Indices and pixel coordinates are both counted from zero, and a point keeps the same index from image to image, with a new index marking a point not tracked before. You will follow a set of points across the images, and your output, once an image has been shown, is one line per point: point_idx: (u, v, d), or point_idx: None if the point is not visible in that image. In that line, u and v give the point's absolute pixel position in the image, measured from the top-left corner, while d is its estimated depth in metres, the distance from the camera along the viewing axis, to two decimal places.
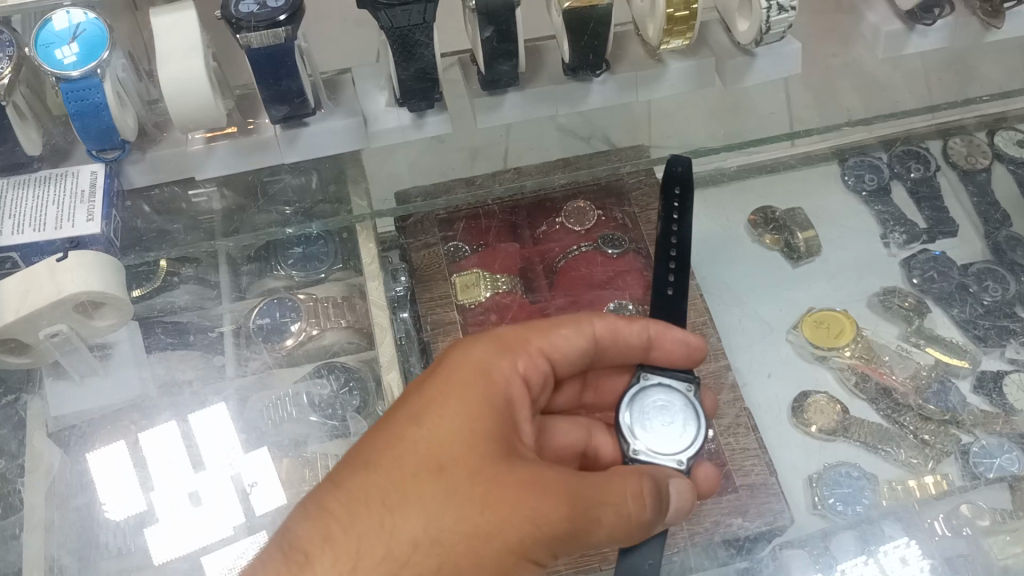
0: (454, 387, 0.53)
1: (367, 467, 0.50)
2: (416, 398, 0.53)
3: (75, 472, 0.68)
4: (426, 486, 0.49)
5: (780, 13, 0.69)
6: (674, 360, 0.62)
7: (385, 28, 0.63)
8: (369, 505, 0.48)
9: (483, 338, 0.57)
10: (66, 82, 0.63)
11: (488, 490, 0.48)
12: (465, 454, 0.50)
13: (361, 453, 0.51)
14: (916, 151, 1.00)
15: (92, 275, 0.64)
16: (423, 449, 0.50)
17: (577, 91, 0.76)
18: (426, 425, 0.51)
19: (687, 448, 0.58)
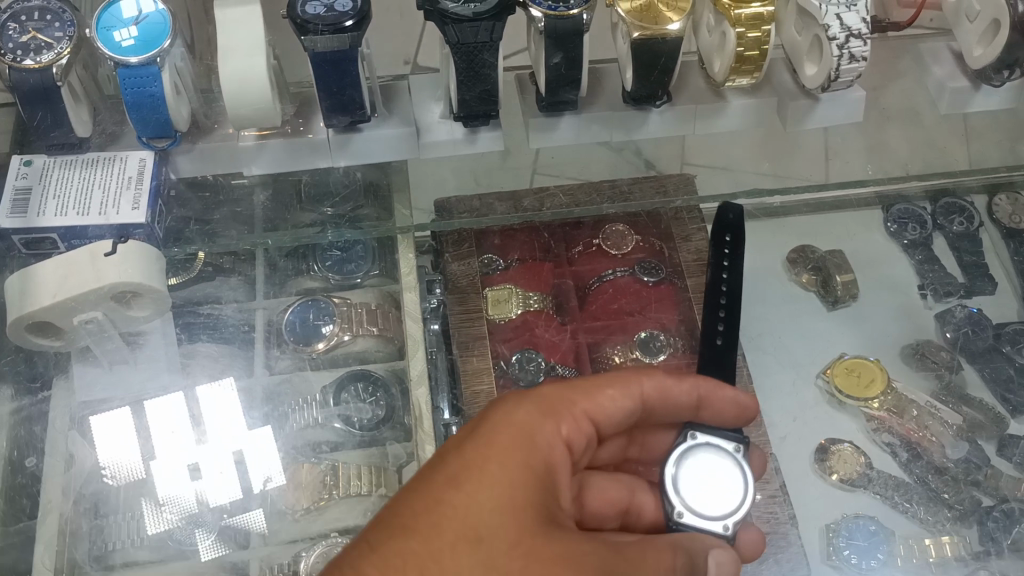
0: (497, 447, 0.52)
1: (406, 531, 0.48)
2: (454, 460, 0.51)
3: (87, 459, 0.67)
4: (466, 555, 0.48)
5: (851, 62, 0.68)
6: (729, 419, 0.61)
7: (450, 44, 0.62)
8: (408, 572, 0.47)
9: (530, 398, 0.55)
10: (124, 67, 0.62)
11: (528, 565, 0.47)
12: (506, 525, 0.49)
13: (398, 513, 0.49)
14: (961, 205, 0.95)
15: (131, 265, 0.63)
16: (462, 517, 0.49)
17: (635, 119, 0.75)
18: (466, 488, 0.50)
19: (732, 512, 0.58)
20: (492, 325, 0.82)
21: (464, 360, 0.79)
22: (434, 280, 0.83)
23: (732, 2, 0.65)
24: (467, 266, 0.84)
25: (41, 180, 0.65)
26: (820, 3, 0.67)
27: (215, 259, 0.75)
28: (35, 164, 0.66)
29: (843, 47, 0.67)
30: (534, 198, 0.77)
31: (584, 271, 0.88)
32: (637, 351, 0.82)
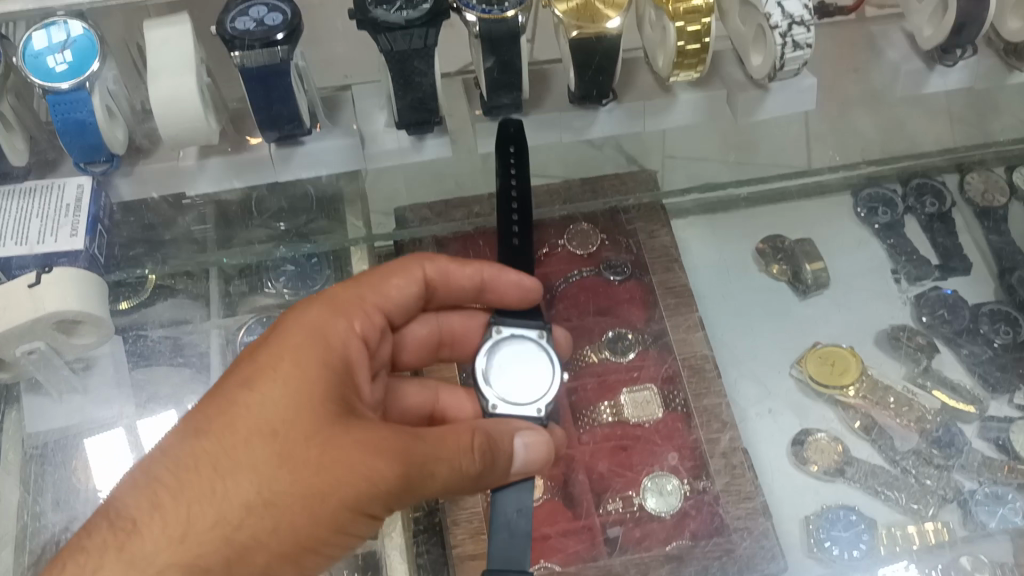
0: (296, 350, 0.53)
1: (200, 434, 0.49)
2: (248, 363, 0.52)
3: (44, 489, 0.66)
4: (260, 448, 0.48)
5: (796, 50, 0.67)
6: (513, 300, 0.67)
7: (384, 52, 0.60)
8: (199, 471, 0.47)
9: (325, 304, 0.57)
10: (53, 94, 0.61)
11: (322, 451, 0.48)
12: (300, 417, 0.49)
13: (194, 420, 0.50)
14: (932, 186, 0.95)
15: (71, 290, 0.62)
16: (257, 413, 0.49)
17: (582, 117, 0.73)
18: (260, 386, 0.50)
19: (544, 395, 0.61)
20: None
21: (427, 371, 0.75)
22: None
23: None
24: None
25: None
26: None
27: (168, 280, 0.76)
28: None
29: (786, 35, 0.66)
30: (489, 202, 0.80)
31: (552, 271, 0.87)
32: (605, 350, 0.86)
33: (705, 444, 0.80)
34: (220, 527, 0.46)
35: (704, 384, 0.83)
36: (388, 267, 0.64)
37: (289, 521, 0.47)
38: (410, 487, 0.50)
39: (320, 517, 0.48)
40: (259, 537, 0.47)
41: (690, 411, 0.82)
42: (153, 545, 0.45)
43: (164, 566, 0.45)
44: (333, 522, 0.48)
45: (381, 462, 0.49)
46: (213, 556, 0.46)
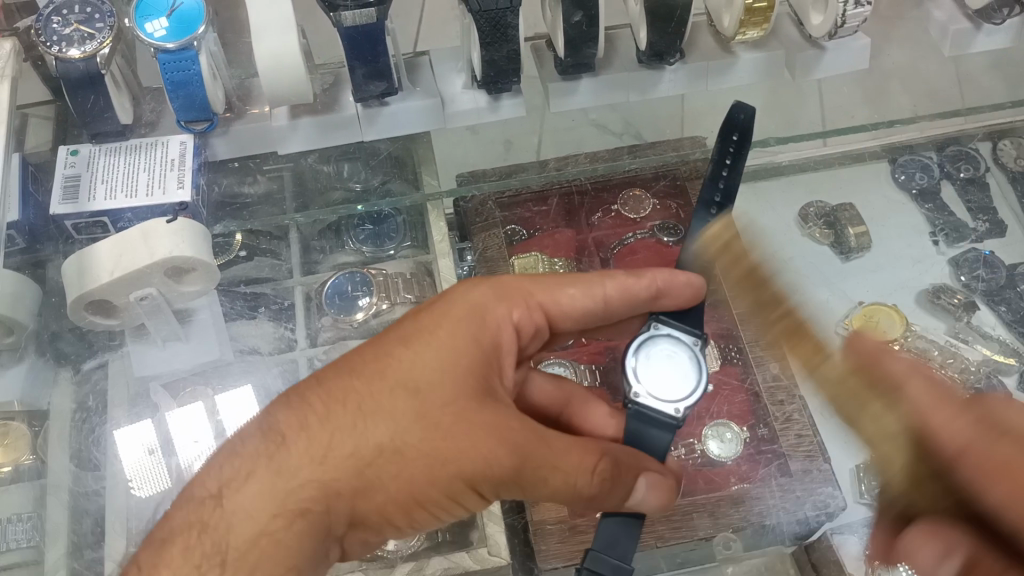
0: (452, 319, 0.55)
1: (355, 374, 0.53)
2: (410, 322, 0.55)
3: (140, 433, 0.69)
4: (402, 401, 0.51)
5: (856, 7, 0.71)
6: (686, 303, 0.62)
7: (473, 12, 0.65)
8: (346, 405, 0.51)
9: (488, 277, 0.59)
10: (163, 53, 0.64)
11: (454, 424, 0.51)
12: (440, 384, 0.52)
13: (353, 359, 0.54)
14: (967, 152, 0.94)
15: (183, 239, 0.66)
16: (404, 368, 0.52)
17: (649, 78, 0.77)
18: (414, 346, 0.53)
19: (687, 397, 0.58)
20: None
21: None
22: (462, 248, 0.85)
23: None
24: (493, 236, 0.84)
25: (88, 168, 0.68)
26: None
27: (253, 239, 0.76)
28: (81, 153, 0.69)
29: None
30: (555, 162, 0.79)
31: (604, 235, 0.90)
32: None
33: (763, 389, 0.83)
34: (353, 460, 0.50)
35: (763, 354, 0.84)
36: (567, 274, 0.61)
37: (410, 473, 0.50)
38: (523, 480, 0.51)
39: (437, 478, 0.50)
40: (384, 480, 0.50)
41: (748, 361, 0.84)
42: (297, 460, 0.50)
43: (303, 482, 0.49)
44: (451, 488, 0.51)
45: (502, 449, 0.50)
46: (344, 482, 0.50)
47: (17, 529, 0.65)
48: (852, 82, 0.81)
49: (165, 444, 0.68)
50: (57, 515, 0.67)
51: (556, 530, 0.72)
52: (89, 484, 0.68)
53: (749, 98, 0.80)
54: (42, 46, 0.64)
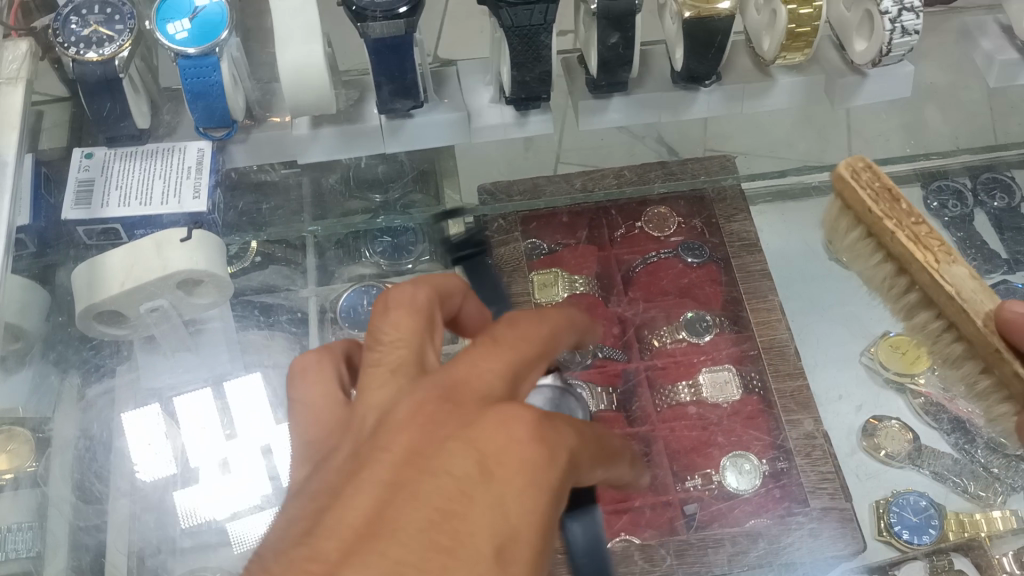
0: (534, 328, 0.44)
1: (393, 458, 0.37)
2: (498, 427, 0.38)
3: (148, 422, 0.69)
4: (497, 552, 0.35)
5: (904, 36, 0.68)
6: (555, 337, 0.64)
7: (505, 27, 0.62)
8: (434, 478, 0.36)
9: (427, 284, 0.47)
10: (182, 58, 0.62)
11: (555, 499, 0.39)
12: (526, 417, 0.39)
13: (415, 396, 0.40)
14: (1002, 180, 0.87)
15: (195, 254, 0.64)
16: (479, 401, 0.40)
17: (683, 100, 0.75)
18: (515, 477, 0.37)
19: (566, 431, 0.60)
20: (538, 307, 0.81)
21: None
22: None
23: None
24: (512, 247, 0.81)
25: (103, 172, 0.66)
26: None
27: (268, 248, 0.74)
28: (96, 156, 0.67)
29: (896, 21, 0.67)
30: (582, 180, 0.80)
31: (630, 251, 0.87)
32: (683, 331, 0.82)
33: (793, 445, 0.75)
34: None
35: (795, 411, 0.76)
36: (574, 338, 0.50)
37: None
38: None
39: None
40: None
41: (769, 394, 0.78)
42: None
43: None
44: None
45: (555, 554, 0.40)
46: None
47: (16, 538, 0.62)
48: (892, 111, 0.78)
49: (171, 432, 0.69)
50: (57, 529, 0.65)
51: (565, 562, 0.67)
52: (89, 518, 0.66)
53: (774, 120, 0.79)
54: (58, 47, 0.61)
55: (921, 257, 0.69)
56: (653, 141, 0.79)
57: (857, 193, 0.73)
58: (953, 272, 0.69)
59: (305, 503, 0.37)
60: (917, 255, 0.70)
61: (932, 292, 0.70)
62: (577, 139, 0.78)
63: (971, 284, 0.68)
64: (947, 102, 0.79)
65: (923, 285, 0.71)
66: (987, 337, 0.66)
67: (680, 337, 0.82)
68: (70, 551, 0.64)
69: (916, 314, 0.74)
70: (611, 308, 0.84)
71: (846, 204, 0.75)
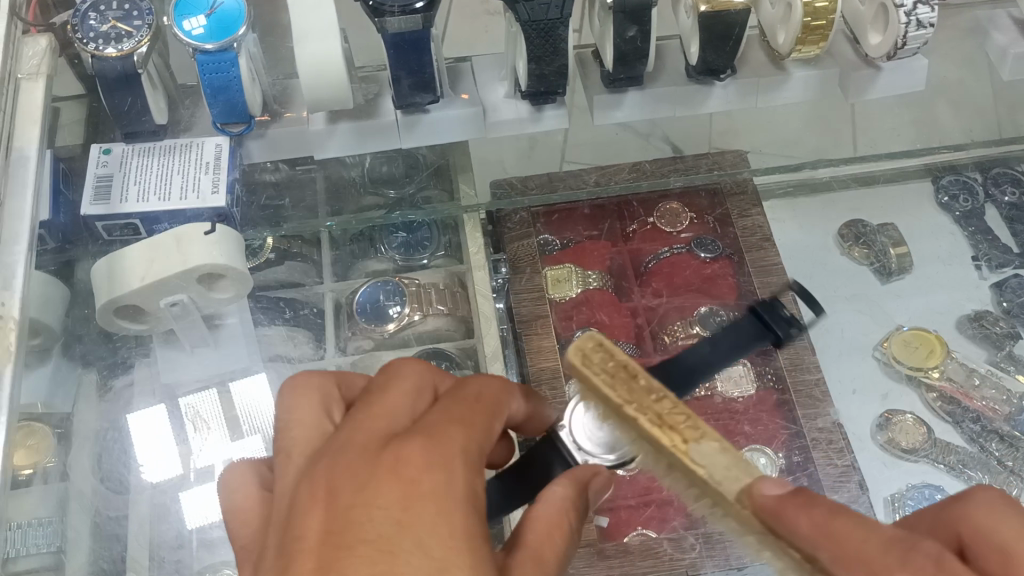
0: (391, 386, 0.44)
1: (315, 545, 0.36)
2: (371, 478, 0.38)
3: (158, 423, 0.69)
4: None
5: (918, 29, 0.68)
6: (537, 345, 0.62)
7: (522, 22, 0.62)
8: (358, 548, 0.35)
9: (308, 384, 0.47)
10: (201, 54, 0.62)
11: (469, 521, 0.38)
12: (415, 456, 0.39)
13: (310, 476, 0.39)
14: (1012, 174, 0.86)
15: (216, 248, 0.64)
16: (365, 453, 0.39)
17: (697, 94, 0.75)
18: (428, 520, 0.37)
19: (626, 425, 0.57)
20: (553, 304, 0.80)
21: (530, 338, 0.77)
22: (497, 260, 0.81)
23: None
24: (526, 243, 0.81)
25: (121, 168, 0.67)
26: None
27: (284, 244, 0.74)
28: (114, 152, 0.67)
29: (911, 14, 0.67)
30: (595, 176, 0.79)
31: (643, 247, 0.86)
32: (698, 327, 0.79)
33: (810, 438, 0.75)
34: None
35: (812, 404, 0.76)
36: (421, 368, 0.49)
37: None
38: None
39: None
40: None
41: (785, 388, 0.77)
42: None
43: None
44: None
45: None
46: None
47: (38, 534, 0.60)
48: (905, 104, 0.78)
49: (180, 435, 0.69)
50: (79, 524, 0.64)
51: (585, 555, 0.69)
52: (115, 508, 0.66)
53: (787, 115, 0.79)
54: (77, 43, 0.62)
55: None
56: (658, 140, 0.79)
57: (584, 383, 0.45)
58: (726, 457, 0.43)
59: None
60: (660, 439, 0.42)
61: (685, 474, 0.43)
62: (590, 134, 0.78)
63: (728, 459, 0.41)
64: (958, 97, 0.79)
65: (675, 465, 0.43)
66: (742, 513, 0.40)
67: (693, 332, 0.79)
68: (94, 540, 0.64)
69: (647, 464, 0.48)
70: (633, 301, 0.83)
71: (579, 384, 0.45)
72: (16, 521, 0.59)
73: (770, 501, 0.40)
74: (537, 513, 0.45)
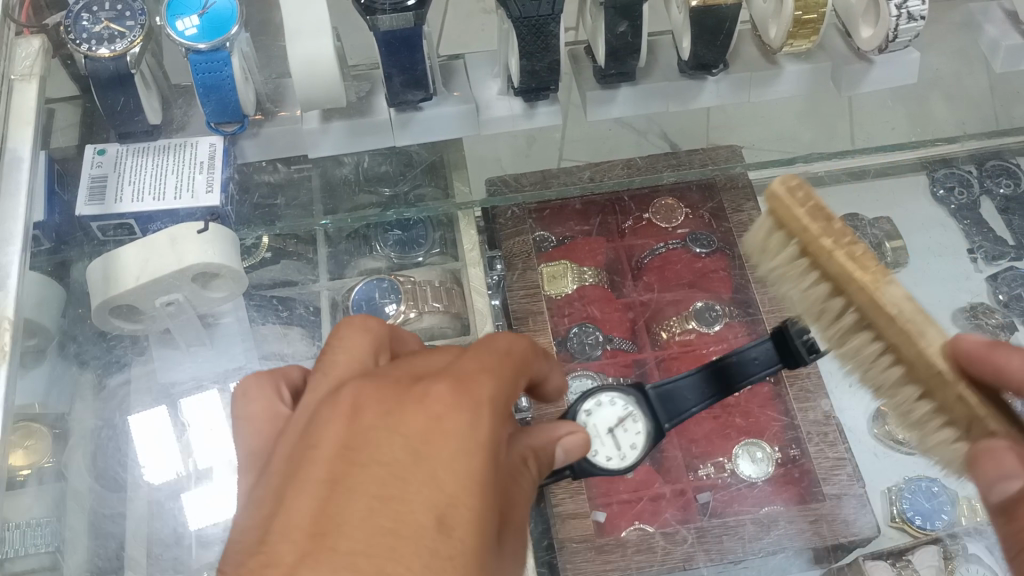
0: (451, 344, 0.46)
1: (330, 458, 0.38)
2: (404, 407, 0.40)
3: (159, 423, 0.69)
4: (429, 518, 0.36)
5: (909, 22, 0.68)
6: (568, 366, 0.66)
7: (513, 18, 0.62)
8: (372, 468, 0.38)
9: (362, 323, 0.48)
10: (193, 53, 0.62)
11: (489, 470, 0.40)
12: (453, 394, 0.41)
13: (347, 391, 0.41)
14: (1007, 167, 0.86)
15: (211, 246, 0.64)
16: (399, 387, 0.42)
17: (691, 89, 0.76)
18: (445, 449, 0.39)
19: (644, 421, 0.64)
20: (549, 300, 0.81)
21: (525, 335, 0.78)
22: (492, 257, 0.81)
23: None
24: (521, 240, 0.82)
25: (115, 169, 0.67)
26: None
27: (280, 243, 0.74)
28: (108, 152, 0.68)
29: (901, 7, 0.67)
30: (590, 171, 0.80)
31: (637, 242, 0.86)
32: (693, 321, 0.80)
33: (805, 430, 0.75)
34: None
35: (807, 396, 0.76)
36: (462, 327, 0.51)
37: None
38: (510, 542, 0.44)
39: None
40: None
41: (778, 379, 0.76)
42: None
43: None
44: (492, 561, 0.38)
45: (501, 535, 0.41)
46: None
47: (36, 534, 0.60)
48: (897, 97, 0.79)
49: (178, 432, 0.69)
50: (76, 522, 0.65)
51: (581, 549, 0.69)
52: (112, 507, 0.66)
53: (778, 110, 0.79)
54: (70, 44, 0.62)
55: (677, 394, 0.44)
56: (655, 136, 0.80)
57: (783, 212, 0.52)
58: None
59: (255, 512, 0.38)
60: (857, 273, 0.49)
61: (872, 317, 0.49)
62: (583, 130, 0.78)
63: (915, 308, 0.48)
64: (950, 89, 0.79)
65: (862, 308, 0.50)
66: (929, 358, 0.47)
67: (688, 326, 0.80)
68: (92, 540, 0.65)
69: (850, 339, 0.52)
70: (626, 295, 0.84)
71: (778, 217, 0.52)
72: (14, 521, 0.59)
73: (969, 352, 0.45)
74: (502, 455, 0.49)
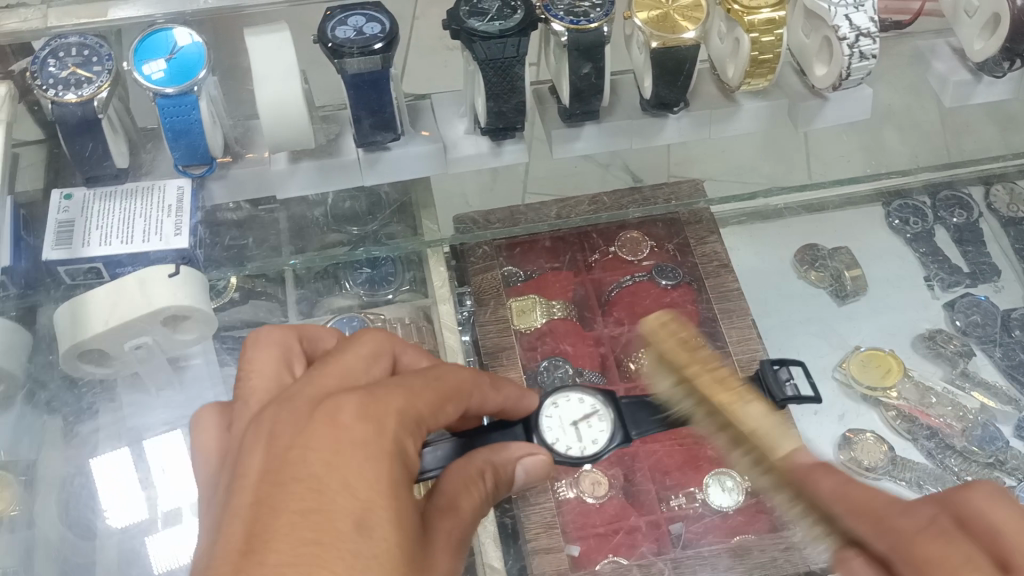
0: (351, 353, 0.48)
1: (254, 483, 0.40)
2: (313, 425, 0.42)
3: (122, 466, 0.68)
4: (346, 523, 0.39)
5: (861, 60, 0.70)
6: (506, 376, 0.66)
7: (479, 60, 0.64)
8: (290, 486, 0.40)
9: (272, 339, 0.51)
10: (161, 97, 0.63)
11: (395, 469, 0.42)
12: (354, 405, 0.43)
13: (264, 420, 0.43)
14: (960, 197, 0.89)
15: (181, 290, 0.65)
16: (309, 406, 0.43)
17: (653, 126, 0.77)
18: (355, 459, 0.41)
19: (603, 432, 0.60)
20: (518, 335, 0.81)
21: (498, 371, 0.78)
22: (462, 293, 0.81)
23: (743, 9, 0.67)
24: (490, 274, 0.82)
25: (82, 213, 0.67)
26: (828, 5, 0.69)
27: (248, 283, 0.75)
28: (75, 197, 0.67)
29: (854, 46, 0.69)
30: (557, 208, 0.80)
31: (604, 276, 0.87)
32: None
33: None
34: None
35: None
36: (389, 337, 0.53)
37: None
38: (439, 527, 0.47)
39: None
40: None
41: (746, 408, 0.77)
42: None
43: None
44: (413, 555, 0.41)
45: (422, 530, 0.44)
46: None
47: None
48: (852, 132, 0.81)
49: (145, 480, 0.68)
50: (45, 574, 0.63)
51: None
52: (80, 556, 0.65)
53: (736, 147, 0.81)
54: (37, 89, 0.62)
55: (715, 396, 0.55)
56: (617, 169, 0.81)
57: (659, 347, 0.60)
58: (746, 409, 0.55)
59: (198, 546, 0.40)
60: (716, 394, 0.55)
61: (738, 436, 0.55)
62: (549, 167, 0.79)
63: (770, 424, 0.55)
64: (903, 124, 0.82)
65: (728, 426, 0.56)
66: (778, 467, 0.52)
67: None
68: None
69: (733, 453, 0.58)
70: (596, 330, 0.85)
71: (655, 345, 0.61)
72: None
73: (804, 467, 0.51)
74: (459, 469, 0.50)
